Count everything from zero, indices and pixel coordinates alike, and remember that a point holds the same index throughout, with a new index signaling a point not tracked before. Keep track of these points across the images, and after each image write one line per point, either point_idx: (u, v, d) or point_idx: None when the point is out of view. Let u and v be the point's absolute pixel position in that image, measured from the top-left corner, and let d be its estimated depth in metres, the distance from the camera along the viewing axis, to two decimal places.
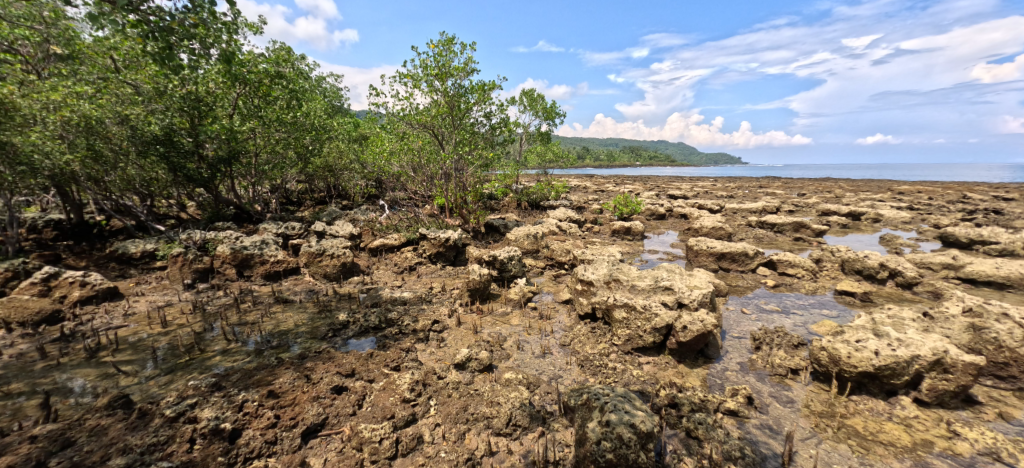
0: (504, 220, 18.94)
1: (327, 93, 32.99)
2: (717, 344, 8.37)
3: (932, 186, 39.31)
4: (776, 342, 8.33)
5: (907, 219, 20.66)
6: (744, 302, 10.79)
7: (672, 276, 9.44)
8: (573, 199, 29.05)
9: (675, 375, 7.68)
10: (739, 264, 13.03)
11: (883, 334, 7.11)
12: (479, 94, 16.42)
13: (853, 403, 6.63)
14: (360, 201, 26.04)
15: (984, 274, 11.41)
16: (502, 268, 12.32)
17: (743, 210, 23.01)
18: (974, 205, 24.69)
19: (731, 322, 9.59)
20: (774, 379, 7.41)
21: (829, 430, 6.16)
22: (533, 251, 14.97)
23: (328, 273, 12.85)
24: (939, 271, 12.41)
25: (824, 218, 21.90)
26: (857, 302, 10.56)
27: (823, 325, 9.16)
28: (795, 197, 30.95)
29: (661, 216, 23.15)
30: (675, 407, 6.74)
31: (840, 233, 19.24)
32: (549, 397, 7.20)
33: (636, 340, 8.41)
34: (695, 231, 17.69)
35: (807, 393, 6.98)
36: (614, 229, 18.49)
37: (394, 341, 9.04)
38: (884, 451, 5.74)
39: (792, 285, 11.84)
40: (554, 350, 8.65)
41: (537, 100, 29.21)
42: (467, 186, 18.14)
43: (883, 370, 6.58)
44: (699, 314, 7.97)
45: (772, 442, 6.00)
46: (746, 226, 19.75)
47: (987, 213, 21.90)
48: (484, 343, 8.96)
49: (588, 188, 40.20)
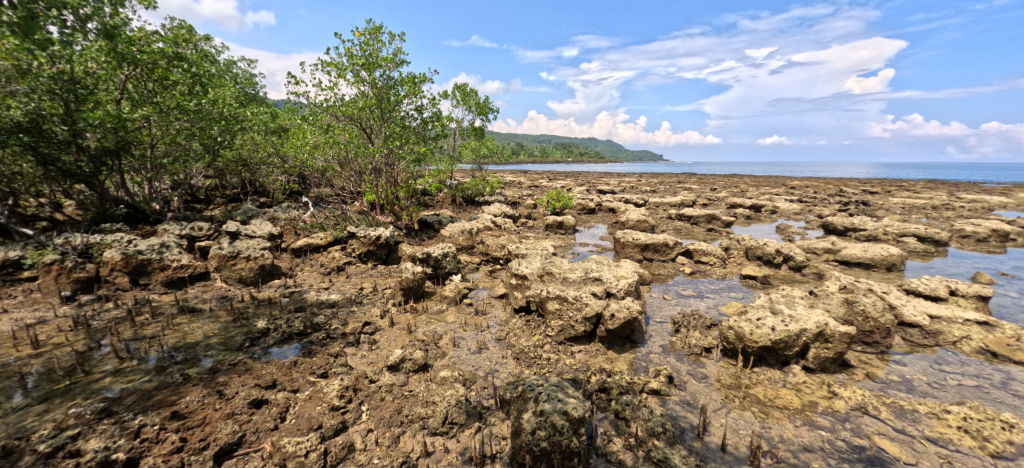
0: (438, 217, 18.62)
1: (239, 79, 29.93)
2: (642, 330, 8.93)
3: (816, 182, 45.50)
4: (692, 325, 9.10)
5: (798, 210, 23.66)
6: (665, 289, 11.64)
7: (601, 267, 9.89)
8: (509, 194, 29.36)
9: (605, 360, 8.08)
10: (661, 254, 14.03)
11: (778, 311, 8.02)
12: (409, 86, 15.91)
13: (755, 375, 7.44)
14: (279, 198, 24.07)
15: (855, 256, 13.40)
16: (437, 265, 12.09)
17: (664, 204, 24.81)
18: (849, 198, 28.89)
19: (654, 308, 10.28)
20: (691, 358, 8.08)
21: (736, 400, 6.86)
22: (468, 247, 14.86)
23: (243, 278, 11.73)
24: (822, 255, 14.36)
25: (732, 210, 24.34)
26: (759, 285, 11.88)
27: (731, 306, 10.18)
28: (709, 190, 33.96)
29: (592, 210, 24.18)
30: (605, 391, 7.09)
31: (745, 224, 21.50)
32: (485, 392, 7.20)
33: (568, 330, 8.68)
34: (621, 225, 18.68)
35: (718, 369, 7.72)
36: (547, 224, 18.96)
37: (320, 346, 8.49)
38: (780, 414, 6.52)
39: (705, 272, 12.98)
40: (490, 345, 8.68)
41: (470, 95, 28.93)
42: (399, 181, 17.52)
43: (778, 344, 7.43)
44: (626, 302, 8.45)
45: (690, 415, 6.55)
46: (667, 219, 21.31)
47: (858, 204, 25.74)
48: (419, 342, 8.74)
49: (523, 184, 40.91)
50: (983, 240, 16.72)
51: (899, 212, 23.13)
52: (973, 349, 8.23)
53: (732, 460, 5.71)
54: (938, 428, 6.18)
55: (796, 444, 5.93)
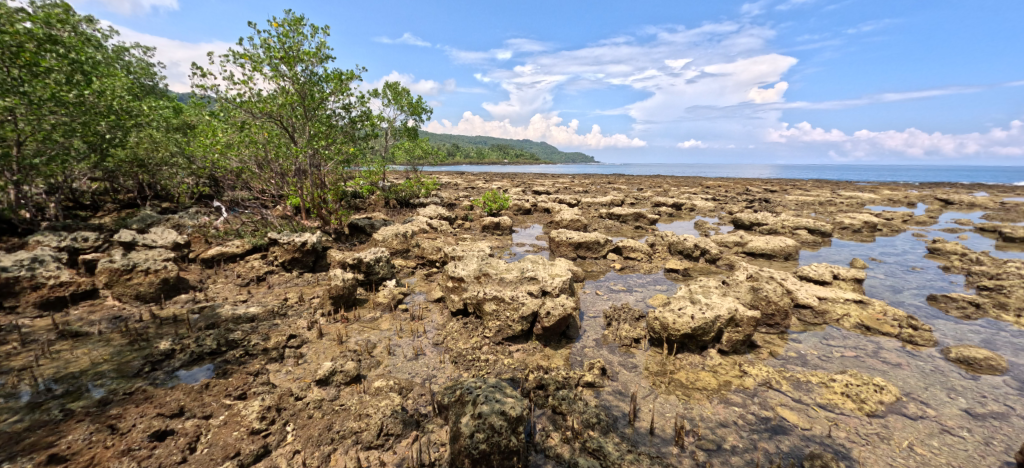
0: (371, 220, 17.84)
1: (132, 68, 26.34)
2: (577, 325, 9.25)
3: (727, 182, 50.34)
4: (622, 318, 9.61)
5: (712, 208, 25.99)
6: (598, 285, 12.17)
7: (536, 266, 10.09)
8: (445, 196, 28.93)
9: (542, 358, 8.25)
10: (593, 251, 14.66)
11: (696, 300, 8.73)
12: (335, 83, 15.10)
13: (678, 361, 8.03)
14: (186, 203, 21.57)
15: (759, 248, 15.00)
16: (369, 271, 11.57)
17: (595, 204, 25.96)
18: (753, 196, 32.31)
19: (587, 304, 10.70)
20: (622, 349, 8.52)
21: (663, 385, 7.35)
22: (403, 251, 14.41)
23: (142, 294, 10.33)
24: (733, 248, 15.89)
25: (656, 209, 26.12)
26: (680, 277, 12.85)
27: (656, 298, 10.90)
28: (636, 191, 36.10)
29: (528, 211, 24.63)
30: (542, 388, 7.23)
31: (667, 221, 23.18)
32: (422, 399, 7.00)
33: (506, 331, 8.73)
34: (556, 224, 19.23)
35: (646, 357, 8.22)
36: (484, 225, 18.97)
37: (237, 365, 7.73)
38: (700, 395, 7.09)
39: (634, 267, 13.77)
40: (427, 350, 8.48)
41: (402, 94, 28.10)
42: (326, 183, 16.52)
43: (697, 331, 8.09)
44: (560, 299, 8.70)
45: (622, 403, 6.90)
46: (598, 218, 22.32)
47: (761, 202, 28.89)
48: (351, 353, 8.30)
49: (460, 185, 40.57)
50: (856, 231, 19.56)
51: (793, 208, 26.33)
52: (851, 324, 9.56)
53: (660, 442, 6.10)
54: (827, 395, 7.08)
55: (714, 421, 6.48)
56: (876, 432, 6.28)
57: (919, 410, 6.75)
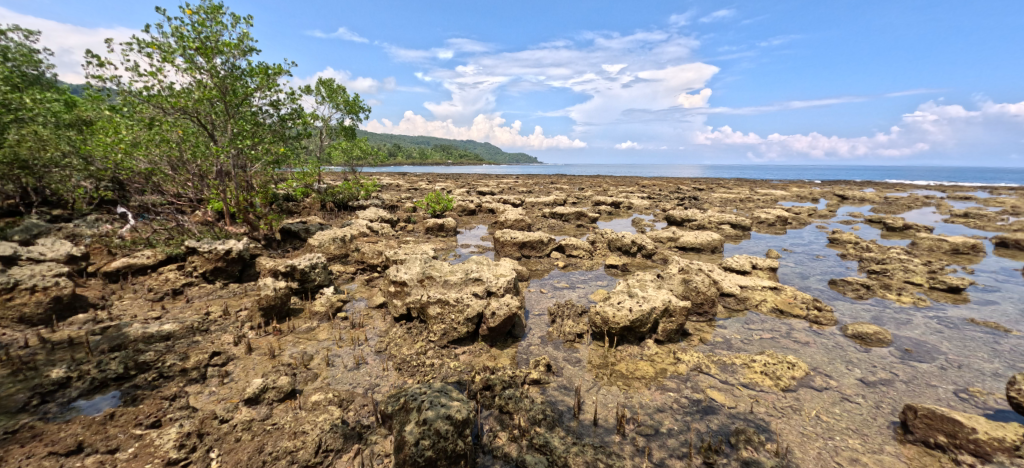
0: (305, 225, 16.81)
1: (6, 53, 22.64)
2: (522, 324, 9.35)
3: (659, 181, 53.59)
4: (566, 314, 9.86)
5: (647, 206, 27.49)
6: (542, 283, 12.40)
7: (481, 267, 10.06)
8: (386, 197, 27.99)
9: (488, 358, 8.25)
10: (537, 250, 14.91)
11: (634, 294, 9.18)
12: (261, 78, 14.02)
13: (618, 353, 8.39)
14: (83, 210, 18.96)
15: (689, 242, 16.10)
16: (304, 279, 10.88)
17: (539, 204, 26.44)
18: (683, 194, 34.65)
19: (532, 302, 10.87)
20: (566, 345, 8.74)
21: (605, 377, 7.64)
22: (341, 256, 13.73)
23: (27, 316, 8.92)
24: (666, 243, 16.90)
25: (597, 207, 27.14)
26: (619, 272, 13.45)
27: (597, 293, 11.32)
28: (578, 190, 37.28)
29: (473, 212, 24.53)
30: (489, 388, 7.23)
31: (607, 219, 24.17)
32: (364, 410, 6.71)
33: (451, 333, 8.62)
34: (501, 224, 19.32)
35: (589, 351, 8.50)
36: (428, 227, 18.60)
37: (150, 390, 6.93)
38: (639, 384, 7.46)
39: (576, 264, 14.20)
40: (369, 359, 8.14)
41: (338, 91, 26.78)
42: (253, 186, 15.32)
43: (635, 323, 8.51)
44: (505, 299, 8.75)
45: (567, 398, 7.08)
46: (542, 217, 22.75)
47: (690, 199, 31.05)
48: (285, 367, 7.76)
49: (402, 186, 39.48)
50: (771, 225, 21.65)
51: (717, 205, 28.60)
52: (768, 309, 10.55)
53: (603, 432, 6.34)
54: (749, 375, 7.75)
55: (652, 407, 6.85)
56: (790, 405, 6.98)
57: (824, 382, 7.60)
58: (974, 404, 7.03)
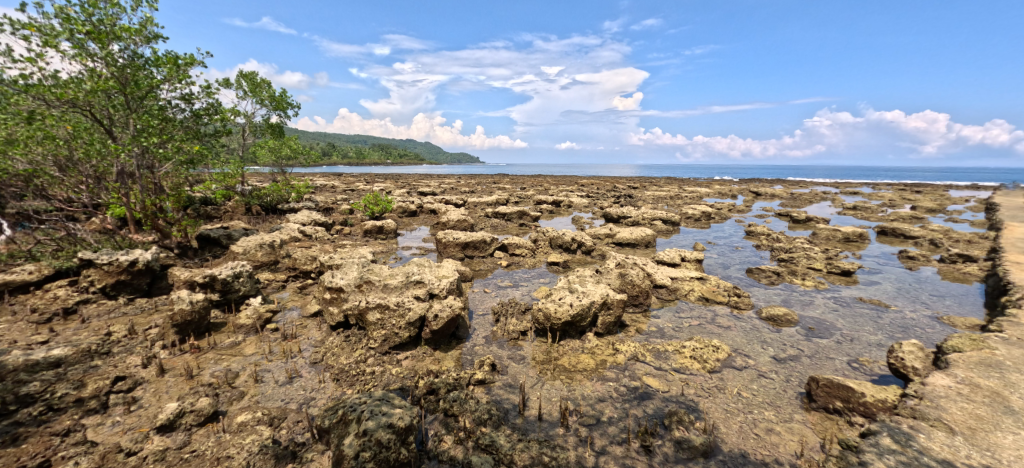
0: (228, 230, 15.43)
1: None
2: (466, 325, 9.29)
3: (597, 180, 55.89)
4: (510, 312, 9.95)
5: (586, 204, 28.54)
6: (486, 283, 12.42)
7: (422, 269, 9.85)
8: (320, 199, 26.46)
9: (432, 362, 8.10)
10: (480, 250, 14.89)
11: (574, 290, 9.48)
12: (170, 69, 12.64)
13: (561, 348, 8.63)
14: None
15: (625, 238, 16.94)
16: (226, 289, 9.97)
17: (481, 204, 26.43)
18: (619, 192, 36.40)
19: (476, 302, 10.85)
20: (510, 343, 8.83)
21: (549, 372, 7.81)
22: (270, 263, 12.76)
23: None
24: (604, 239, 17.64)
25: (538, 206, 27.68)
26: (561, 269, 13.82)
27: (540, 291, 11.55)
28: (520, 190, 37.77)
29: (414, 213, 23.94)
30: (433, 392, 7.11)
31: (548, 218, 24.72)
32: (298, 426, 6.29)
33: (392, 339, 8.36)
34: (443, 225, 19.05)
35: (533, 348, 8.66)
36: (366, 230, 17.87)
37: (35, 426, 5.98)
38: (581, 376, 7.73)
39: (519, 263, 14.37)
40: (303, 371, 7.66)
41: (262, 86, 24.85)
42: (163, 188, 13.77)
43: (576, 317, 8.79)
44: (447, 301, 8.65)
45: (512, 395, 7.15)
46: (485, 217, 22.76)
47: (625, 197, 32.68)
48: (205, 387, 7.07)
49: (337, 187, 37.54)
50: (696, 220, 23.40)
51: (650, 202, 30.41)
52: (695, 297, 11.40)
53: (548, 426, 6.48)
54: (680, 360, 8.32)
55: (593, 398, 7.12)
56: (715, 385, 7.59)
57: (744, 362, 8.35)
58: (863, 371, 8.10)
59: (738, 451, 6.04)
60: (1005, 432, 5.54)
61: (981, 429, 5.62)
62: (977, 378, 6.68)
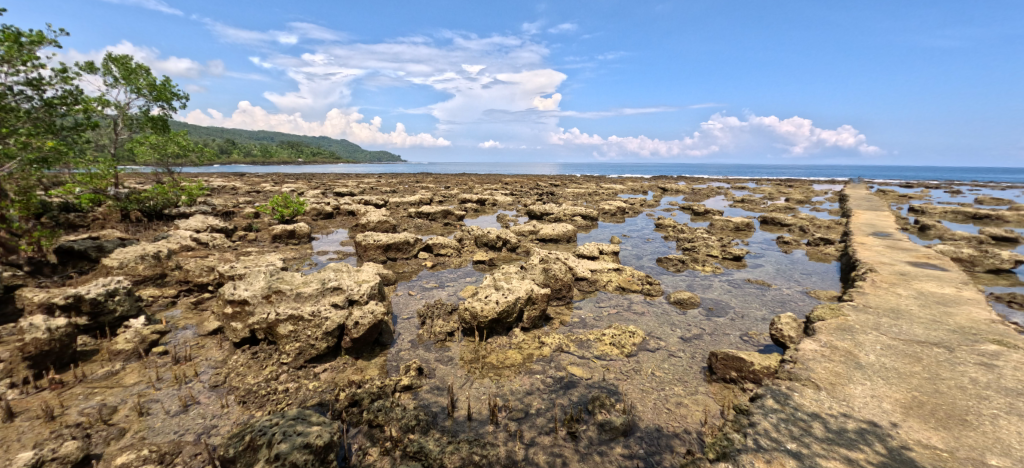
0: (98, 241, 13.13)
1: None
2: (390, 330, 8.94)
3: (520, 178, 57.09)
4: (436, 314, 9.77)
5: (510, 202, 29.03)
6: (410, 285, 12.06)
7: (339, 274, 9.26)
8: (218, 202, 23.62)
9: (354, 372, 7.67)
10: (403, 252, 14.41)
11: (500, 287, 9.58)
12: (9, 47, 10.38)
13: (489, 345, 8.68)
14: None
15: (548, 234, 17.53)
16: (98, 311, 8.48)
17: (404, 204, 25.60)
18: (542, 190, 37.54)
19: (401, 306, 10.48)
20: (437, 345, 8.69)
21: (477, 371, 7.82)
22: (156, 277, 11.11)
23: None
24: (528, 236, 18.07)
25: (463, 205, 27.52)
26: (487, 267, 13.89)
27: (466, 290, 11.50)
28: (444, 189, 37.25)
29: (330, 215, 22.43)
30: (356, 404, 6.74)
31: (474, 216, 24.71)
32: (197, 460, 5.58)
33: (308, 351, 7.76)
34: (363, 227, 18.11)
35: (461, 348, 8.60)
36: (274, 235, 16.35)
37: None
38: (509, 371, 7.85)
39: (445, 263, 14.18)
40: (202, 397, 6.80)
41: (138, 73, 21.48)
42: (5, 193, 11.30)
43: (503, 314, 8.90)
44: (369, 307, 8.25)
45: (440, 398, 7.03)
46: (408, 217, 22.07)
47: (547, 194, 33.80)
48: (72, 428, 5.95)
49: (239, 189, 33.84)
50: (613, 215, 24.98)
51: (570, 199, 31.80)
52: (613, 288, 12.17)
53: (478, 425, 6.48)
54: (600, 347, 8.82)
55: (521, 391, 7.27)
56: (632, 367, 8.17)
57: (656, 344, 9.11)
58: (752, 343, 9.28)
59: (653, 426, 6.56)
60: (856, 384, 6.69)
61: (839, 383, 6.73)
62: (835, 340, 7.98)
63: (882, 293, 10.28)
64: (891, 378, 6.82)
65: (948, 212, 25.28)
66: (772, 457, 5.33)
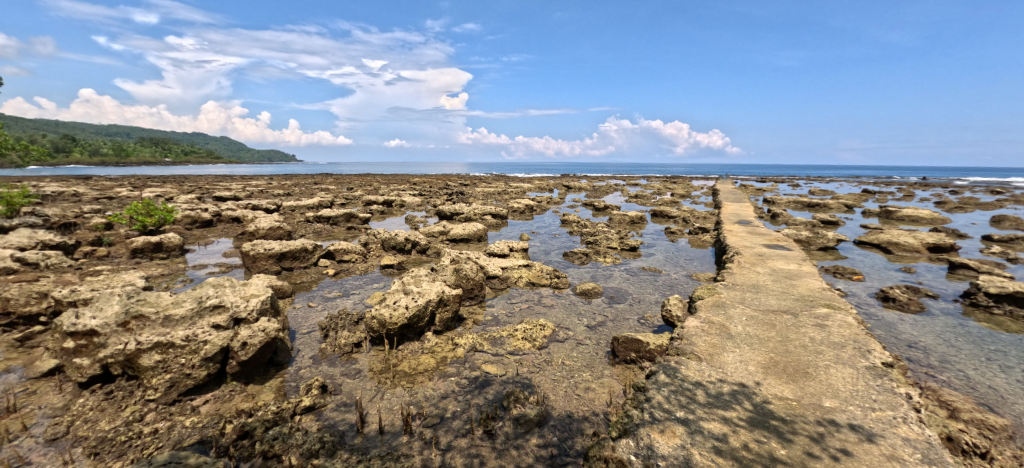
0: None
1: None
2: (286, 347, 8.12)
3: (429, 178, 55.94)
4: (340, 325, 9.13)
5: (420, 202, 28.30)
6: (310, 296, 11.09)
7: (221, 290, 8.14)
8: (51, 212, 19.20)
9: (243, 400, 6.82)
10: (301, 260, 13.18)
11: (410, 291, 9.25)
12: None
13: (401, 352, 8.37)
14: None
15: (459, 234, 17.42)
16: None
17: (301, 208, 23.43)
18: (452, 189, 37.21)
19: (299, 320, 9.60)
20: (343, 358, 8.12)
21: (388, 381, 7.48)
22: None
23: None
24: (439, 236, 17.77)
25: (368, 207, 26.09)
26: (396, 271, 13.35)
27: (374, 296, 10.93)
28: (347, 190, 34.93)
29: (208, 223, 19.63)
30: (247, 436, 6.00)
31: (380, 219, 23.56)
32: None
33: (183, 383, 6.70)
34: (250, 235, 16.17)
35: (370, 358, 8.15)
36: (135, 249, 13.82)
37: None
38: (423, 377, 7.64)
39: (349, 270, 13.31)
40: (32, 457, 5.46)
41: None
42: None
43: (413, 319, 8.63)
44: (259, 325, 7.40)
45: (348, 415, 6.58)
46: (305, 222, 20.25)
47: (458, 194, 33.62)
48: None
49: (81, 195, 27.87)
50: (522, 213, 25.73)
51: (480, 198, 32.04)
52: (524, 283, 12.54)
53: (390, 438, 6.18)
54: (514, 343, 9.03)
55: (436, 396, 7.13)
56: (544, 359, 8.50)
57: (565, 334, 9.59)
58: (647, 324, 10.27)
59: (565, 413, 6.90)
60: (728, 352, 7.78)
61: (715, 352, 7.75)
62: (712, 316, 9.18)
63: (746, 272, 12.09)
64: (754, 344, 8.04)
65: (791, 201, 30.65)
66: (666, 426, 5.93)
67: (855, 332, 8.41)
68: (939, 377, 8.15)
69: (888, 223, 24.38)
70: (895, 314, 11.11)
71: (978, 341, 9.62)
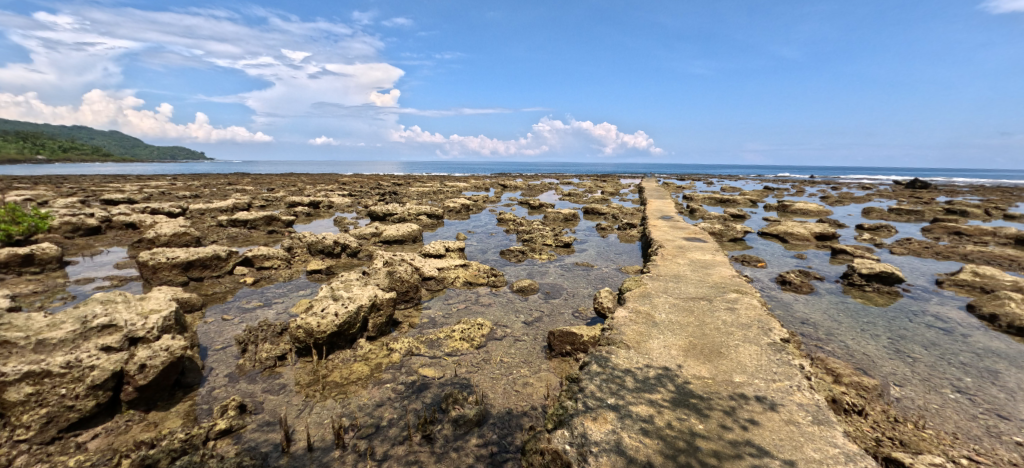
0: None
1: None
2: (195, 367, 7.35)
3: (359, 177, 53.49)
4: (261, 337, 8.44)
5: (350, 203, 27.02)
6: (225, 308, 10.12)
7: (112, 307, 7.14)
8: None
9: (144, 429, 6.07)
10: (213, 269, 11.96)
11: (339, 296, 8.78)
12: None
13: (330, 362, 7.93)
14: None
15: (393, 236, 16.88)
16: None
17: (211, 211, 21.25)
18: (385, 189, 35.93)
19: (212, 335, 8.72)
20: (265, 373, 7.53)
21: (317, 393, 7.06)
22: None
23: None
24: (371, 238, 17.06)
25: (292, 209, 24.37)
26: (325, 276, 12.61)
27: (299, 304, 10.24)
28: (267, 191, 32.29)
29: (95, 230, 17.09)
30: None
31: (306, 221, 22.12)
32: None
33: (64, 417, 5.77)
34: (150, 243, 14.37)
35: (296, 371, 7.63)
36: None
37: None
38: (356, 386, 7.31)
39: (271, 277, 12.33)
40: None
41: None
42: None
43: (343, 326, 8.21)
44: (160, 344, 6.62)
45: (272, 434, 6.12)
46: (217, 227, 18.42)
47: (391, 194, 32.56)
48: None
49: None
50: (458, 212, 25.55)
51: (415, 198, 31.35)
52: (460, 283, 12.47)
53: (321, 454, 5.84)
54: (452, 344, 8.95)
55: (371, 405, 6.86)
56: (483, 358, 8.53)
57: (503, 331, 9.70)
58: (581, 317, 10.71)
59: (504, 410, 6.98)
60: (652, 338, 8.36)
61: (642, 340, 8.28)
62: (638, 305, 9.82)
63: (668, 263, 13.06)
64: (675, 329, 8.72)
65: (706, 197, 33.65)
66: (598, 414, 6.23)
67: (759, 313, 9.45)
68: (825, 348, 9.44)
69: (785, 215, 27.65)
70: (791, 295, 12.66)
71: (855, 315, 11.27)
